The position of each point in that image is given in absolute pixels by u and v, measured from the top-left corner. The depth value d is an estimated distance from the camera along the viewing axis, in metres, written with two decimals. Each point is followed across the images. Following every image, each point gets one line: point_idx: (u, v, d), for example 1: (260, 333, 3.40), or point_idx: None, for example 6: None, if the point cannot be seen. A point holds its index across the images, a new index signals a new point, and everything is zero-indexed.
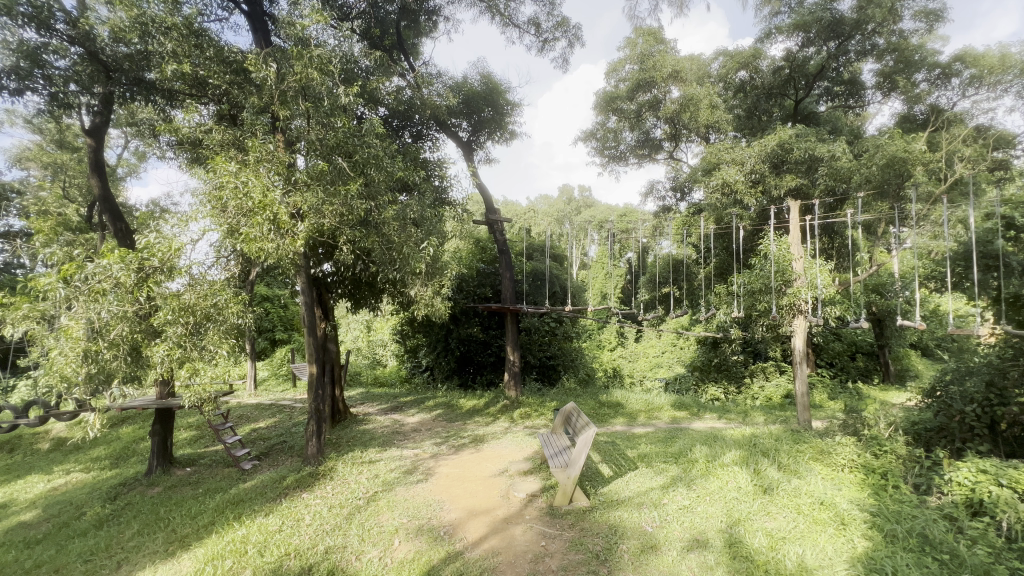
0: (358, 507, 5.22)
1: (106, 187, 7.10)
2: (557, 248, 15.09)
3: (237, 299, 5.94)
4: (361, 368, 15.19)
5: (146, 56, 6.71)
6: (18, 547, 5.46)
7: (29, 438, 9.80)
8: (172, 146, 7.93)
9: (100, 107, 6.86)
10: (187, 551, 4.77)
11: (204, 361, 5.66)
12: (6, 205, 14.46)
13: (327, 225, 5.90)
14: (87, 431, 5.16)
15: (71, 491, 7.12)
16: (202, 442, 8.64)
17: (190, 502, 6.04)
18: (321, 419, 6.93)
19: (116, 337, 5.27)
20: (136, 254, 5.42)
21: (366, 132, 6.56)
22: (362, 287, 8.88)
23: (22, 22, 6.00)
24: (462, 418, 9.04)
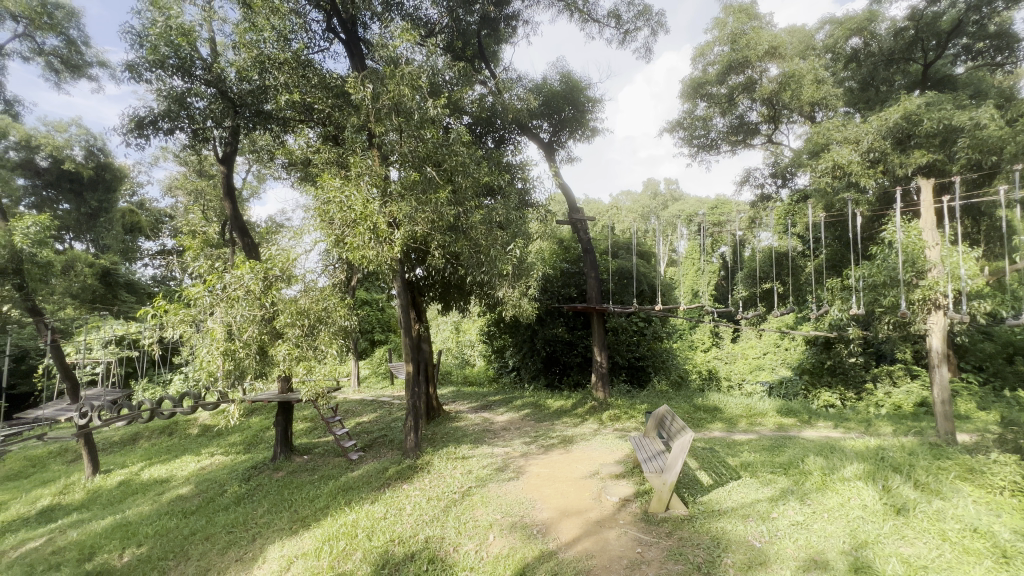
0: (454, 501, 5.45)
1: (236, 208, 8.18)
2: (643, 245, 14.59)
3: (343, 303, 6.56)
4: (452, 368, 15.86)
5: (264, 90, 7.54)
6: (178, 516, 6.47)
7: (183, 423, 11.57)
8: (286, 168, 8.90)
9: (229, 138, 7.90)
10: (308, 530, 5.32)
11: (317, 360, 6.28)
12: (162, 227, 17.18)
13: (420, 231, 6.26)
14: (228, 420, 5.97)
15: (216, 471, 8.27)
16: (316, 432, 9.58)
17: (308, 486, 6.73)
18: (418, 415, 7.35)
19: (249, 338, 6.03)
20: (261, 265, 6.16)
21: (453, 142, 6.84)
22: (451, 289, 9.27)
23: (172, 72, 7.10)
24: (550, 418, 9.06)
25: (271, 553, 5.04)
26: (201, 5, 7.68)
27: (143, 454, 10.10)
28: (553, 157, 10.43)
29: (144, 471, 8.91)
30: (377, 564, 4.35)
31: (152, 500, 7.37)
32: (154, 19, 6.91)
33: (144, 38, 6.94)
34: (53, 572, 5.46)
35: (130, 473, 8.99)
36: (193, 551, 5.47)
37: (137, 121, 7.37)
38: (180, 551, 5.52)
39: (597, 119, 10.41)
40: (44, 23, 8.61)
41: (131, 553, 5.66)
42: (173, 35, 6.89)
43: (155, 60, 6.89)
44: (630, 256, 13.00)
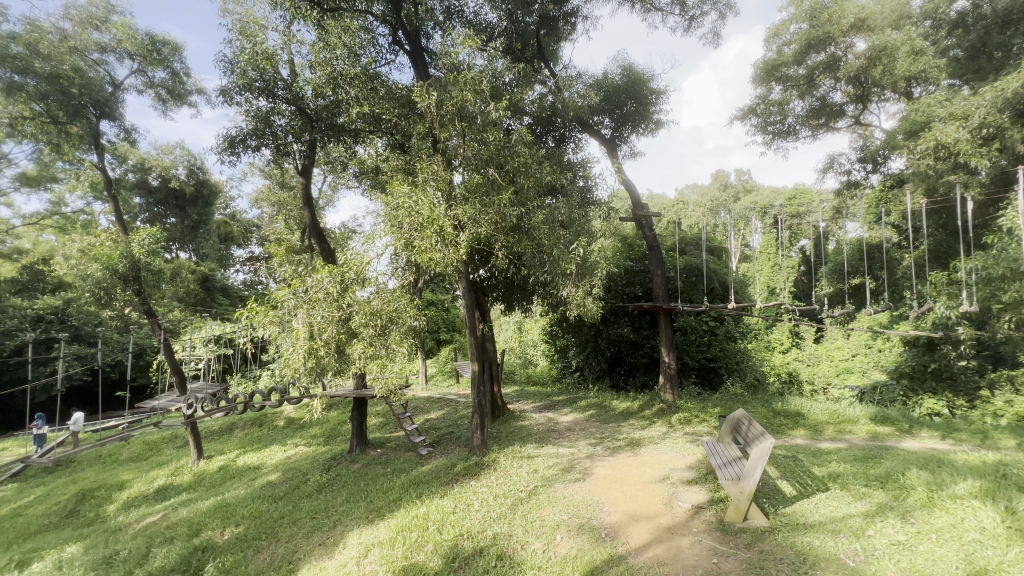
0: (521, 499, 5.50)
1: (314, 216, 8.77)
2: (713, 240, 13.88)
3: (412, 304, 6.84)
4: (516, 368, 16.03)
5: (337, 105, 7.99)
6: (269, 500, 7.06)
7: (272, 415, 12.60)
8: (357, 177, 9.43)
9: (307, 152, 8.49)
10: (383, 520, 5.59)
11: (389, 358, 6.58)
12: (251, 236, 18.83)
13: (484, 233, 6.37)
14: (311, 413, 6.43)
15: (300, 461, 8.93)
16: (388, 428, 10.06)
17: (381, 478, 7.09)
18: (484, 413, 7.48)
19: (328, 337, 6.44)
20: (338, 269, 6.57)
21: (515, 143, 6.90)
22: (514, 290, 9.36)
23: (258, 93, 7.72)
24: (616, 420, 8.87)
25: (350, 539, 5.36)
26: (282, 30, 8.33)
27: (239, 443, 11.12)
28: (615, 153, 10.21)
29: (240, 458, 9.82)
30: (447, 557, 4.49)
31: (247, 485, 8.10)
32: (243, 47, 7.59)
33: (235, 65, 7.64)
34: (168, 544, 6.17)
35: (228, 459, 9.93)
36: (282, 533, 5.96)
37: (230, 141, 8.11)
38: (271, 533, 6.02)
39: (662, 111, 10.06)
40: (154, 59, 9.74)
41: (231, 532, 6.27)
42: (259, 59, 7.52)
43: (244, 84, 7.53)
44: (699, 252, 12.42)
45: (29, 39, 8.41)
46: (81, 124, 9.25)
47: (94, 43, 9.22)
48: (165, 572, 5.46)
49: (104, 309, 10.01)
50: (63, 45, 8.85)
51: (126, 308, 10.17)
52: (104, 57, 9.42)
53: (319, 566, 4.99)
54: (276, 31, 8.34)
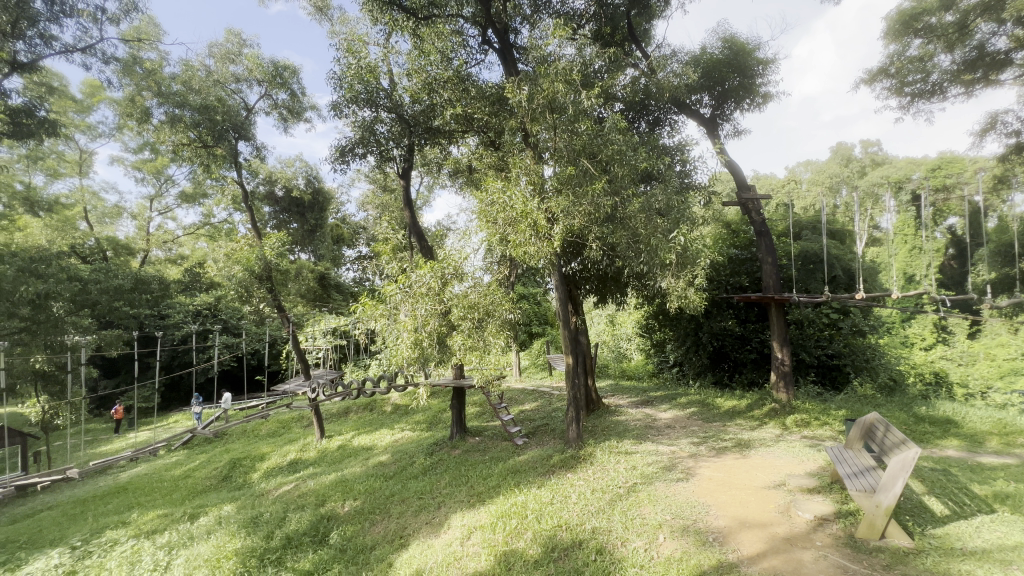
0: (619, 495, 5.39)
1: (414, 215, 9.32)
2: (835, 222, 12.34)
3: (507, 297, 7.00)
4: (609, 362, 15.72)
5: (432, 109, 8.47)
6: (381, 479, 7.70)
7: (381, 401, 13.69)
8: (452, 176, 9.83)
9: (406, 155, 9.05)
10: (483, 505, 5.83)
11: (487, 350, 6.79)
12: (359, 238, 20.54)
13: (578, 225, 6.29)
14: (416, 400, 6.89)
15: (406, 444, 9.62)
16: (485, 417, 10.45)
17: (481, 465, 7.38)
18: (579, 406, 7.43)
19: (431, 329, 6.84)
20: (437, 265, 6.94)
21: (608, 131, 6.71)
22: (607, 282, 9.16)
23: (363, 104, 8.37)
24: (721, 419, 8.32)
25: (454, 521, 5.65)
26: (382, 44, 8.95)
27: (354, 425, 12.26)
28: (716, 134, 9.50)
29: (355, 439, 10.82)
30: (546, 547, 4.57)
31: (362, 463, 8.91)
32: (349, 63, 8.27)
33: (343, 80, 8.35)
34: (300, 510, 7.02)
35: (345, 439, 11.01)
36: (393, 509, 6.48)
37: (340, 151, 8.90)
38: (384, 508, 6.58)
39: (770, 83, 9.16)
40: (278, 83, 11.02)
41: (350, 505, 6.95)
42: (363, 73, 8.17)
43: (351, 97, 8.23)
44: (818, 236, 11.13)
45: (185, 77, 9.97)
46: (224, 145, 10.79)
47: (231, 75, 10.69)
48: (299, 535, 6.23)
49: (246, 304, 11.61)
50: (209, 79, 10.36)
51: (262, 304, 11.70)
52: (238, 86, 10.90)
53: (427, 543, 5.34)
54: (377, 45, 9.00)
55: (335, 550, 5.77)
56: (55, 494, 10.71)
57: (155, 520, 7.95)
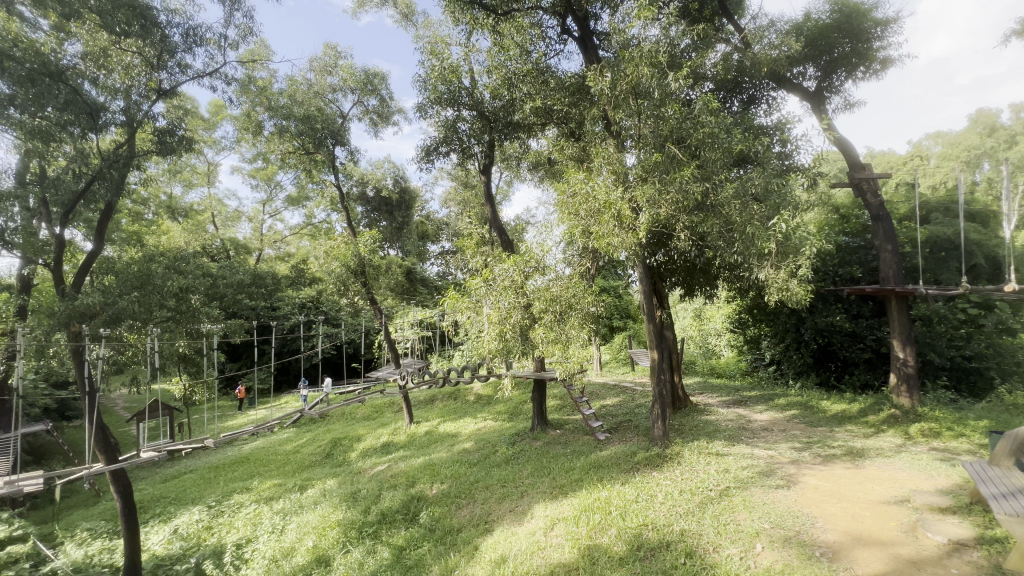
0: (711, 498, 5.12)
1: (495, 210, 9.49)
2: (974, 202, 10.60)
3: (590, 290, 6.91)
4: (696, 358, 14.92)
5: (512, 103, 8.57)
6: (466, 465, 8.01)
7: (464, 390, 14.19)
8: (532, 170, 9.88)
9: (487, 151, 9.20)
10: (566, 497, 5.84)
11: (571, 343, 6.77)
12: (442, 233, 21.39)
13: (665, 214, 6.01)
14: (501, 391, 7.09)
15: (489, 433, 9.91)
16: (566, 410, 10.44)
17: (562, 458, 7.39)
18: (665, 403, 7.15)
19: (515, 321, 6.98)
20: (520, 258, 7.03)
21: (698, 113, 6.33)
22: (695, 274, 8.68)
23: (446, 104, 8.66)
24: (827, 423, 7.56)
25: (537, 511, 5.73)
26: (464, 44, 9.18)
27: (439, 413, 12.86)
28: (822, 109, 8.57)
29: (441, 426, 11.34)
30: (632, 545, 4.47)
31: (447, 449, 9.33)
32: (433, 65, 8.56)
33: (427, 82, 8.70)
34: (393, 489, 7.52)
35: (431, 425, 11.57)
36: (478, 495, 6.71)
37: (425, 150, 9.29)
38: (469, 493, 6.83)
39: (890, 45, 8.04)
40: (368, 89, 11.79)
41: (438, 487, 7.31)
42: (446, 74, 8.41)
43: (435, 98, 8.55)
44: (952, 219, 9.64)
45: (290, 91, 11.00)
46: (324, 151, 11.76)
47: (328, 86, 11.61)
48: (392, 512, 6.70)
49: (343, 297, 12.61)
50: (310, 91, 11.32)
51: (357, 297, 12.64)
52: (334, 96, 11.82)
53: (511, 530, 5.47)
54: (458, 45, 9.24)
55: (425, 529, 6.14)
56: (196, 460, 12.53)
57: (272, 488, 8.99)
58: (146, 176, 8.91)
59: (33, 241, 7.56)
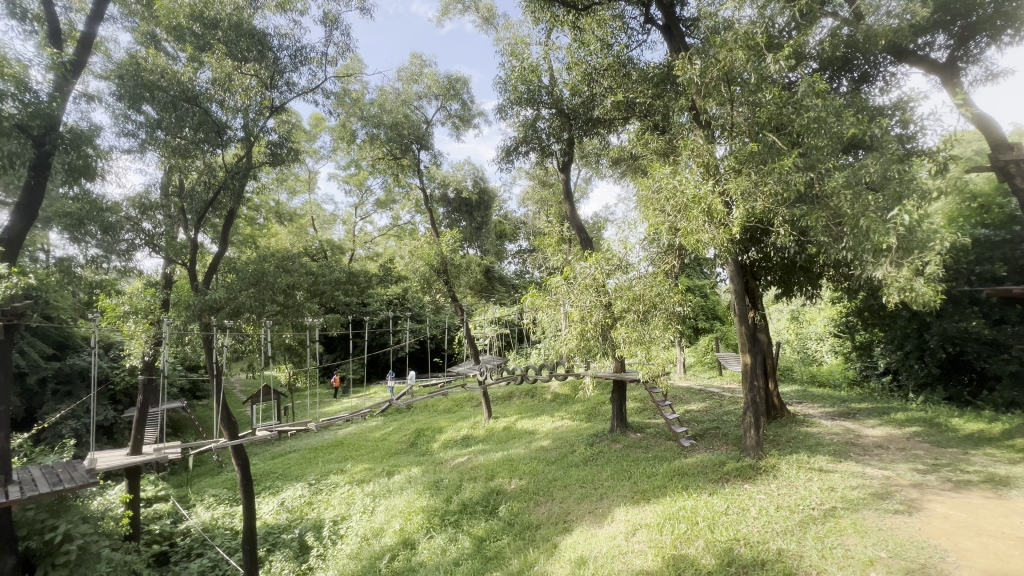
0: (813, 518, 4.68)
1: (574, 208, 9.42)
2: None
3: (676, 289, 6.60)
4: (793, 364, 13.68)
5: (592, 99, 8.46)
6: (545, 462, 8.04)
7: (541, 388, 14.22)
8: (612, 166, 9.68)
9: (566, 149, 9.16)
10: (648, 503, 5.65)
11: (656, 345, 6.50)
12: (519, 232, 21.65)
13: (761, 207, 5.58)
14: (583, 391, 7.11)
15: (567, 432, 9.86)
16: (647, 414, 10.09)
17: (644, 462, 7.16)
18: (759, 411, 6.65)
19: (595, 320, 6.87)
20: (601, 257, 6.92)
21: (802, 96, 5.80)
22: (794, 272, 7.98)
23: (526, 104, 8.72)
24: (960, 445, 6.57)
25: (617, 515, 5.61)
26: (543, 42, 9.20)
27: (517, 410, 13.02)
28: (953, 82, 7.49)
29: (518, 423, 11.48)
30: (721, 560, 4.22)
31: (525, 446, 9.43)
32: (513, 66, 8.65)
33: (507, 84, 8.82)
34: (474, 481, 7.76)
35: (509, 422, 11.75)
36: (556, 494, 6.71)
37: (505, 151, 9.44)
38: (547, 491, 6.86)
39: None
40: (451, 94, 12.28)
41: (516, 483, 7.42)
42: (526, 74, 8.48)
43: (515, 99, 8.65)
44: None
45: (381, 101, 11.75)
46: (410, 156, 12.44)
47: (415, 94, 12.25)
48: (472, 503, 6.92)
49: (426, 295, 13.21)
50: (398, 100, 12.03)
51: (439, 295, 13.18)
52: (420, 103, 12.41)
53: (590, 532, 5.40)
54: (538, 44, 9.28)
55: (504, 523, 6.27)
56: (299, 441, 13.84)
57: (363, 472, 9.67)
58: (260, 185, 9.98)
59: (174, 244, 8.73)
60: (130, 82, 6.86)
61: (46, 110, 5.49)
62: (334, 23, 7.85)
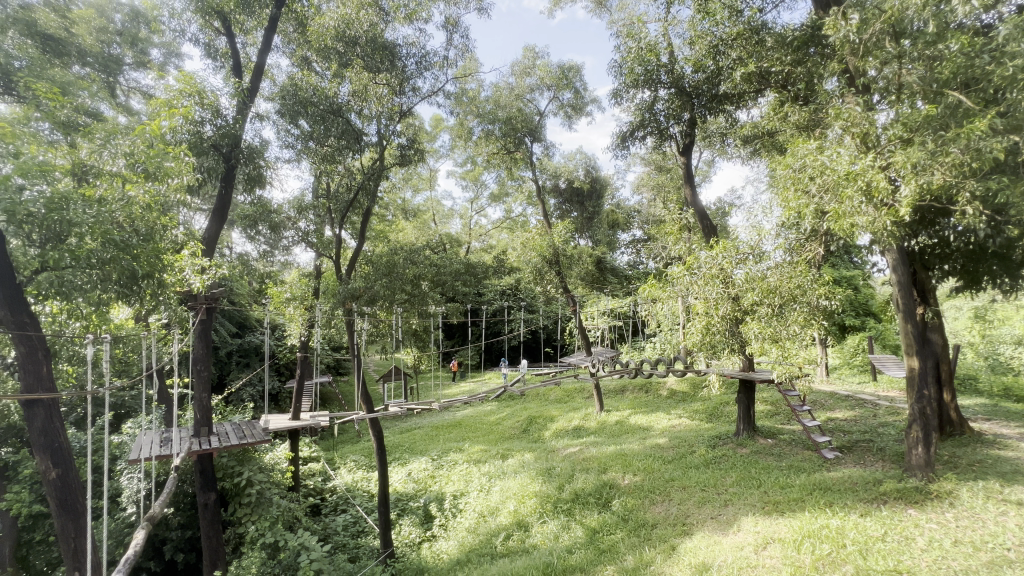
0: (1006, 561, 3.84)
1: (695, 193, 8.77)
2: None
3: (822, 281, 5.79)
4: (978, 372, 11.25)
5: (719, 73, 7.76)
6: (661, 460, 7.70)
7: (656, 384, 13.62)
8: (739, 144, 8.83)
9: (687, 130, 8.55)
10: (782, 517, 5.12)
11: (794, 343, 5.82)
12: (633, 221, 20.90)
13: (939, 182, 4.65)
14: (711, 388, 6.72)
15: (685, 431, 9.34)
16: (779, 419, 9.12)
17: (776, 471, 6.49)
18: (929, 425, 5.64)
19: (723, 313, 6.37)
20: (728, 245, 6.38)
21: (1005, 41, 4.66)
22: (984, 261, 6.55)
23: (643, 85, 8.25)
24: None
25: (744, 525, 5.19)
26: (662, 18, 8.65)
27: (629, 404, 12.68)
28: None
29: (631, 418, 11.16)
30: None
31: (639, 442, 9.14)
32: (629, 47, 8.21)
33: (622, 67, 8.44)
34: (586, 472, 7.73)
35: (622, 416, 11.48)
36: (674, 494, 6.41)
37: (620, 137, 8.93)
38: (663, 490, 6.58)
39: None
40: (564, 84, 12.23)
41: (629, 478, 7.23)
42: (643, 53, 7.98)
43: (631, 81, 8.22)
44: None
45: (496, 97, 12.12)
46: (522, 149, 12.68)
47: (527, 87, 12.38)
48: (585, 494, 6.92)
49: (538, 286, 13.42)
50: (512, 94, 12.26)
51: (550, 285, 13.29)
52: (533, 96, 12.54)
53: (713, 538, 5.07)
54: (656, 21, 8.76)
55: (618, 517, 6.16)
56: (423, 419, 15.09)
57: (480, 453, 10.23)
58: (390, 184, 10.97)
59: (323, 240, 10.00)
60: (291, 101, 7.91)
61: (232, 130, 6.66)
62: (454, 26, 8.24)
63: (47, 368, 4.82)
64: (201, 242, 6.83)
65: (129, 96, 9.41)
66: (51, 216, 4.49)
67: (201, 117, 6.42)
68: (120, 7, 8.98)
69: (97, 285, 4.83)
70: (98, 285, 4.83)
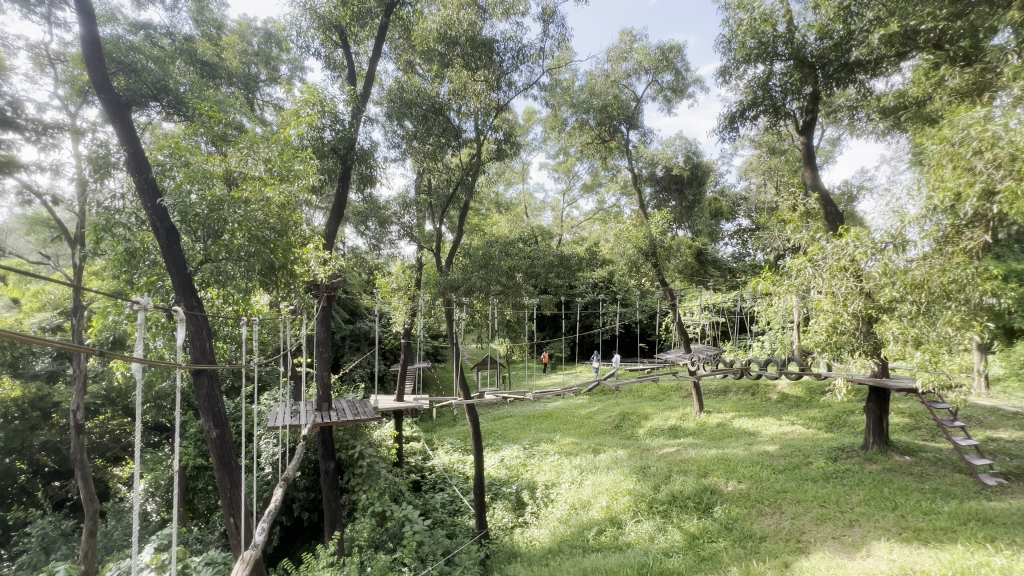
0: None
1: (817, 176, 7.85)
2: None
3: (988, 274, 4.85)
4: None
5: (852, 37, 6.76)
6: (770, 469, 7.08)
7: (765, 386, 12.52)
8: (874, 118, 7.72)
9: (808, 105, 7.55)
10: (925, 546, 4.45)
11: (946, 346, 5.04)
12: (739, 209, 19.30)
13: None
14: (837, 393, 6.02)
15: (799, 440, 8.48)
16: (921, 435, 7.89)
17: (917, 493, 5.64)
18: None
19: (855, 310, 5.66)
20: (863, 232, 5.60)
21: None
22: None
23: (756, 59, 7.42)
24: None
25: (875, 549, 4.59)
26: None
27: (733, 406, 11.79)
28: None
29: (736, 421, 10.40)
30: None
31: (744, 447, 8.48)
32: (740, 19, 7.50)
33: (732, 41, 7.76)
34: (685, 474, 7.37)
35: (724, 418, 10.75)
36: (786, 507, 5.86)
37: (729, 118, 8.10)
38: (774, 502, 6.05)
39: None
40: (663, 66, 11.59)
41: (734, 485, 6.75)
42: (757, 24, 7.22)
43: (742, 56, 7.44)
44: None
45: (590, 85, 11.85)
46: (618, 137, 12.29)
47: (624, 72, 11.88)
48: (684, 497, 6.60)
49: (633, 279, 12.96)
50: (607, 81, 11.85)
51: (646, 278, 12.77)
52: (629, 81, 12.06)
53: (836, 561, 4.55)
54: None
55: (721, 525, 5.79)
56: (515, 408, 15.43)
57: (571, 445, 10.22)
58: (486, 179, 11.28)
59: (424, 233, 10.60)
60: (397, 103, 8.43)
61: (348, 134, 7.29)
62: (551, 16, 8.19)
63: (210, 344, 5.67)
64: (323, 237, 7.61)
65: (264, 109, 10.71)
66: (211, 216, 5.37)
67: (324, 124, 7.11)
68: (257, 31, 10.34)
69: (244, 274, 5.64)
70: (244, 275, 5.64)
